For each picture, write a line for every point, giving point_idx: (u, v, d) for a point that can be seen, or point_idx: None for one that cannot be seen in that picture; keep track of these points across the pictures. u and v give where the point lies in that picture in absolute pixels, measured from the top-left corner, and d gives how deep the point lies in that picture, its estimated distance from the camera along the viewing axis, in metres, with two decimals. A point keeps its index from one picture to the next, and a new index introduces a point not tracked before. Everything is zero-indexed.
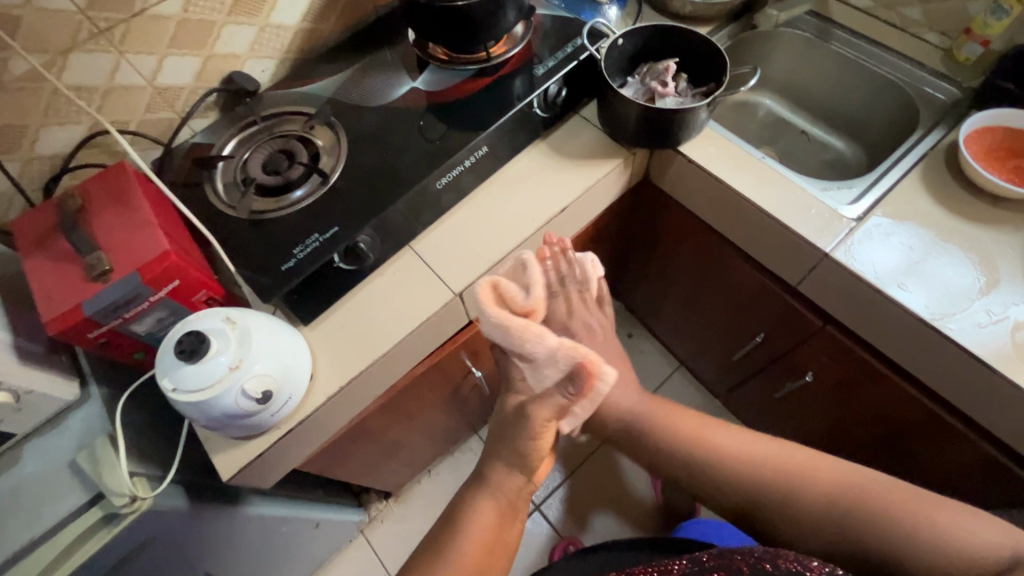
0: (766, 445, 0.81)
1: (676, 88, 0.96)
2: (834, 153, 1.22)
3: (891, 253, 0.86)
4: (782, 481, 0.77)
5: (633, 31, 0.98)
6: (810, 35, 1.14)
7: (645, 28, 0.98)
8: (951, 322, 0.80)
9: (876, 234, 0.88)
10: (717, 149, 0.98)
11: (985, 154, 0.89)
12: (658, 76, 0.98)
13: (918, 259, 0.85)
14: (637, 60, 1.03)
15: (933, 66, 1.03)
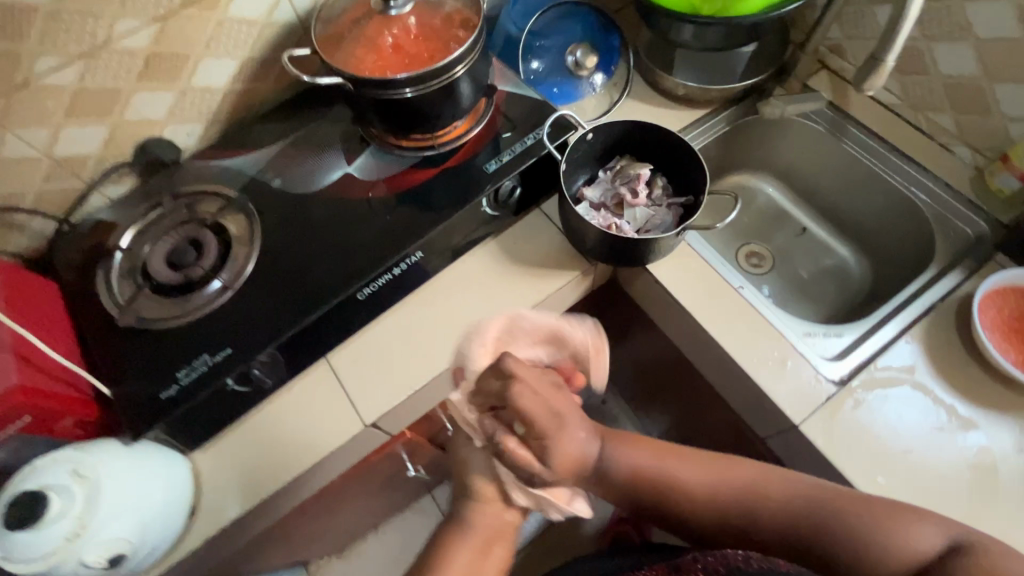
0: (700, 467, 0.71)
1: (645, 199, 0.84)
2: (836, 261, 1.07)
3: (882, 441, 0.72)
4: (704, 511, 0.69)
5: (604, 125, 0.84)
6: (823, 129, 0.97)
7: (619, 123, 0.85)
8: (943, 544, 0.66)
9: (874, 418, 0.73)
10: (692, 274, 0.84)
11: (1004, 326, 0.76)
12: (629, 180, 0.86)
13: (919, 453, 0.71)
14: (608, 154, 0.89)
15: (960, 189, 0.87)
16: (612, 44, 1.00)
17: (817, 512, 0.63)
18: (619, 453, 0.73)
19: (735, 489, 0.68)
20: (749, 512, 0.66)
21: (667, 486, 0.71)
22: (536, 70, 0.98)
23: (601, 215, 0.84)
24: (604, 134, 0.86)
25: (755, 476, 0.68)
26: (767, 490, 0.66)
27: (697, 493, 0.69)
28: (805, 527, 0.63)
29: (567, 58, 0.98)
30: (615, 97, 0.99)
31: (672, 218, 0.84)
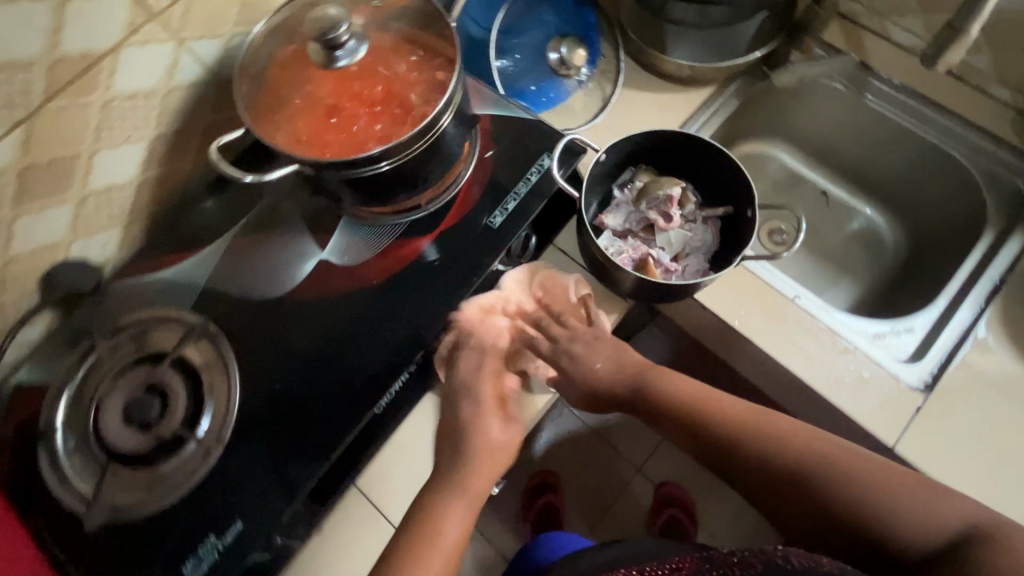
0: (746, 402, 0.59)
1: (679, 219, 0.74)
2: (864, 224, 0.99)
3: (999, 453, 0.66)
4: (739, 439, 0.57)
5: (622, 140, 0.71)
6: (842, 87, 0.87)
7: (638, 135, 0.71)
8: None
9: (972, 422, 0.67)
10: (743, 294, 0.74)
11: None
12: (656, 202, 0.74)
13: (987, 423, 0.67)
14: (625, 168, 0.76)
15: (1004, 137, 0.79)
16: (595, 30, 0.85)
17: (867, 473, 0.51)
18: (636, 364, 0.66)
19: (789, 440, 0.55)
20: (799, 463, 0.53)
21: (685, 397, 0.61)
22: (515, 79, 0.82)
23: (631, 245, 0.74)
24: (622, 149, 0.73)
25: (813, 432, 0.55)
26: (823, 448, 0.53)
27: (726, 420, 0.58)
28: (864, 490, 0.50)
29: (550, 54, 0.83)
30: (609, 91, 0.85)
31: (711, 237, 0.74)
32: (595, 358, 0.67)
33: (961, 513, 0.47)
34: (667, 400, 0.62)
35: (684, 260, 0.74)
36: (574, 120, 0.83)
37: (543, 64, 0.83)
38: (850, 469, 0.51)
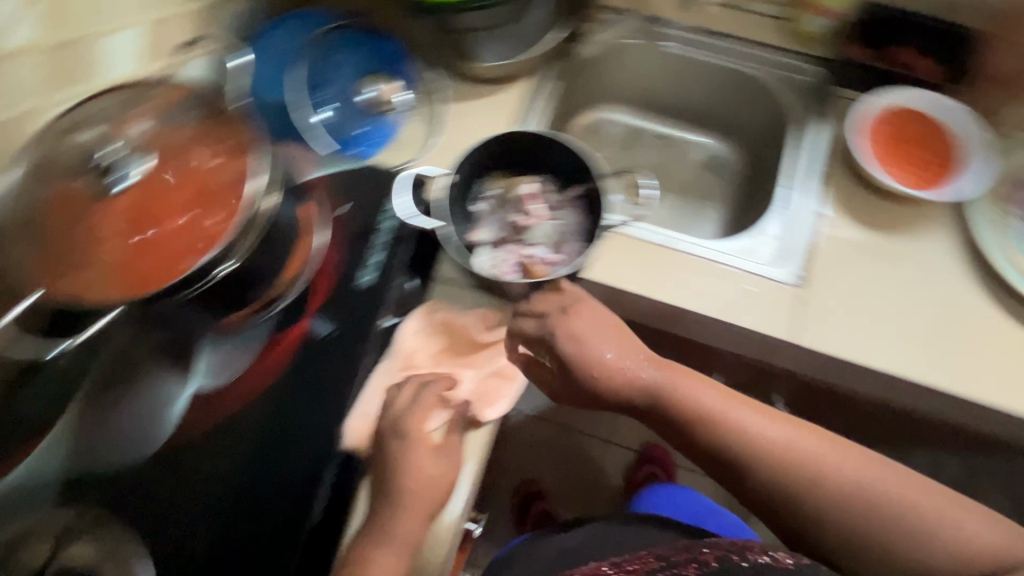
0: (778, 426, 0.61)
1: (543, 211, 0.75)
2: (706, 154, 1.07)
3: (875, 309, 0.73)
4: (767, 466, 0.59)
5: (461, 161, 0.71)
6: (639, 41, 0.94)
7: (473, 150, 0.71)
8: (970, 377, 0.69)
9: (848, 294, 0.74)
10: (622, 256, 0.77)
11: (887, 152, 0.79)
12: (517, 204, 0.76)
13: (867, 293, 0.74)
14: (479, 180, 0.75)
15: (782, 44, 0.91)
16: (401, 57, 0.85)
17: (884, 498, 0.56)
18: (668, 379, 0.64)
19: (817, 461, 0.58)
20: (819, 484, 0.57)
21: (712, 419, 0.62)
22: (336, 126, 0.79)
23: (510, 251, 0.74)
24: (469, 164, 0.73)
25: (838, 456, 0.59)
26: (848, 475, 0.57)
27: (755, 434, 0.60)
28: (874, 515, 0.56)
29: (364, 93, 0.81)
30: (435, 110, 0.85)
31: (578, 215, 0.74)
32: (604, 349, 0.65)
33: (974, 538, 0.54)
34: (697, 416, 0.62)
35: (564, 246, 0.74)
36: (412, 149, 0.82)
37: (361, 105, 0.81)
38: (865, 492, 0.56)
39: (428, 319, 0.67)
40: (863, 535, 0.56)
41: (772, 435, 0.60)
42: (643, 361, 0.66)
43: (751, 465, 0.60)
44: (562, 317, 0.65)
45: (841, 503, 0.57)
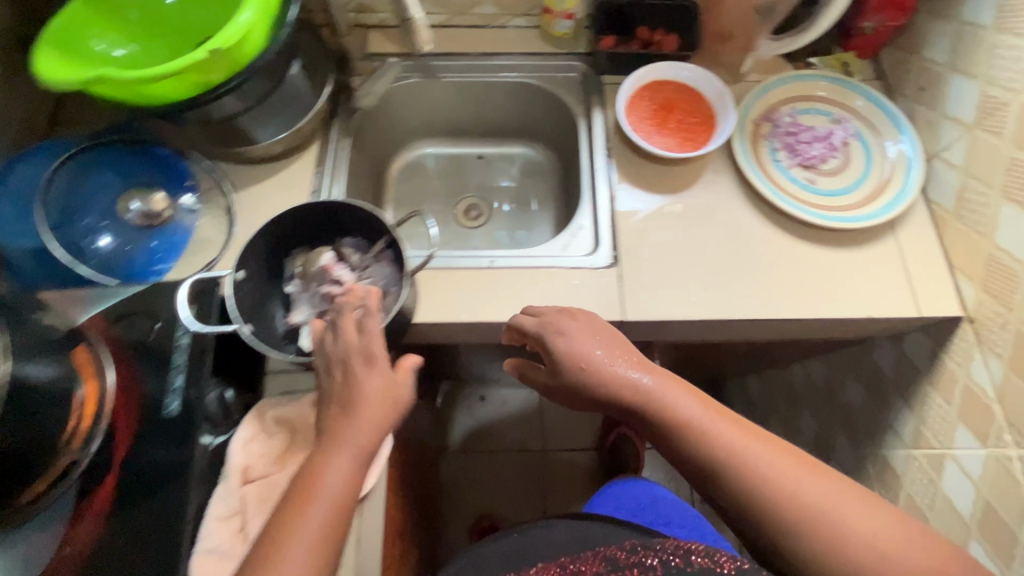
0: (767, 450, 0.60)
1: (352, 273, 0.75)
2: (522, 160, 1.12)
3: (681, 265, 0.79)
4: (743, 479, 0.59)
5: (244, 257, 0.69)
6: (415, 79, 0.97)
7: (254, 241, 0.70)
8: (777, 303, 0.77)
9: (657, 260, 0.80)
10: (444, 288, 0.79)
11: (652, 121, 0.86)
12: (323, 276, 0.75)
13: (680, 250, 0.81)
14: (281, 264, 0.76)
15: (541, 51, 0.96)
16: (160, 160, 0.82)
17: (824, 514, 0.56)
18: (661, 385, 0.66)
19: (778, 474, 0.58)
20: (774, 498, 0.58)
21: (693, 423, 0.63)
22: (124, 251, 0.76)
23: (331, 321, 0.73)
24: (257, 253, 0.72)
25: (801, 477, 0.59)
26: (807, 497, 0.57)
27: (731, 433, 0.62)
28: (812, 531, 0.56)
29: (130, 210, 0.78)
30: (223, 198, 0.83)
31: (387, 267, 0.74)
32: (598, 346, 0.68)
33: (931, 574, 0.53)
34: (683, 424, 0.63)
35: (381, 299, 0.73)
36: (212, 246, 0.80)
37: (133, 223, 0.78)
38: (812, 510, 0.56)
39: (259, 423, 0.66)
40: (797, 550, 0.56)
41: (763, 452, 0.60)
42: (641, 366, 0.67)
43: (715, 464, 0.61)
44: (566, 332, 0.69)
45: (783, 516, 0.57)
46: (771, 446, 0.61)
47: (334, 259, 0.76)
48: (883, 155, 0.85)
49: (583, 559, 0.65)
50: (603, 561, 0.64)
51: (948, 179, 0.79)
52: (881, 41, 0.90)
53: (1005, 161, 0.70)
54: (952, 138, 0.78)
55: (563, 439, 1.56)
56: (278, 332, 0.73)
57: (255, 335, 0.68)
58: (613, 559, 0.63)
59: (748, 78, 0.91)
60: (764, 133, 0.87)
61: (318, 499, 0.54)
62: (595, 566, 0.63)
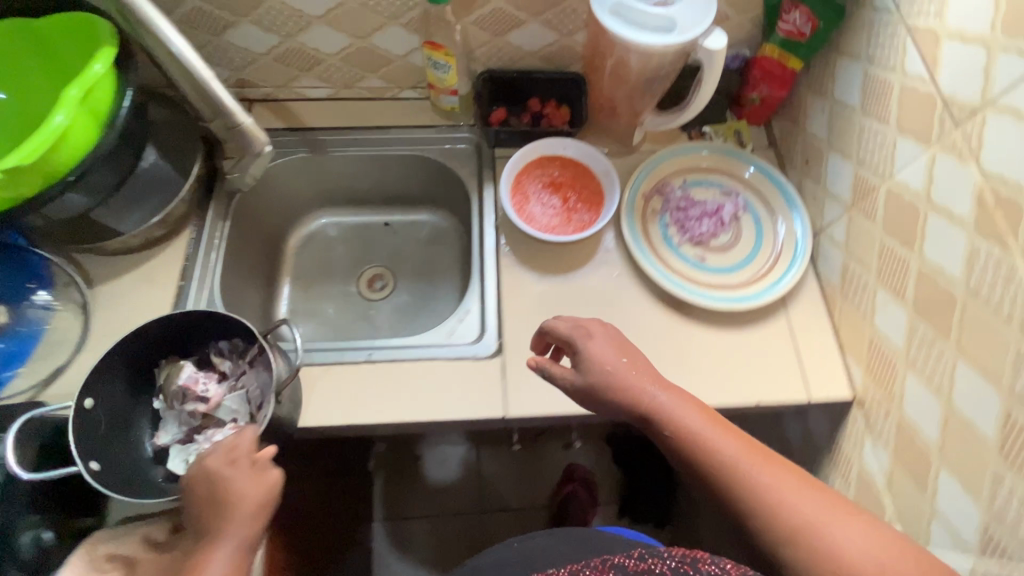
0: (778, 471, 0.58)
1: (220, 387, 0.72)
2: (428, 228, 1.09)
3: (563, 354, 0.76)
4: (750, 495, 0.56)
5: (89, 387, 0.65)
6: (304, 154, 0.93)
7: (100, 364, 0.66)
8: None
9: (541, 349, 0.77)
10: (317, 386, 0.75)
11: (538, 203, 0.83)
12: (186, 393, 0.72)
13: None
14: (148, 377, 0.72)
15: (431, 123, 0.93)
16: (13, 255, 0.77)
17: (819, 533, 0.53)
18: (674, 402, 0.62)
19: (778, 492, 0.56)
20: (773, 514, 0.55)
21: (696, 440, 0.60)
22: None
23: (201, 441, 0.71)
24: (110, 369, 0.67)
25: (802, 497, 0.55)
26: (798, 515, 0.54)
27: (733, 446, 0.59)
28: (807, 551, 0.53)
29: None
30: (80, 294, 0.79)
31: (258, 375, 0.70)
32: (620, 355, 0.66)
33: None
34: (692, 439, 0.60)
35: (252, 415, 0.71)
36: (63, 348, 0.76)
37: None
38: (806, 527, 0.54)
39: (84, 561, 0.60)
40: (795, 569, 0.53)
41: (771, 473, 0.57)
42: (650, 382, 0.64)
43: (719, 471, 0.58)
44: (580, 351, 0.66)
45: (776, 534, 0.55)
46: (782, 467, 0.58)
47: (198, 373, 0.72)
48: (773, 230, 0.84)
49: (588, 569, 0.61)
50: (613, 567, 0.60)
51: (833, 256, 0.78)
52: (770, 110, 0.89)
53: (878, 246, 0.69)
54: (834, 215, 0.77)
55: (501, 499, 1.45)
56: (144, 456, 0.70)
57: (103, 472, 0.64)
58: (622, 565, 0.60)
59: (640, 149, 0.90)
60: (653, 208, 0.85)
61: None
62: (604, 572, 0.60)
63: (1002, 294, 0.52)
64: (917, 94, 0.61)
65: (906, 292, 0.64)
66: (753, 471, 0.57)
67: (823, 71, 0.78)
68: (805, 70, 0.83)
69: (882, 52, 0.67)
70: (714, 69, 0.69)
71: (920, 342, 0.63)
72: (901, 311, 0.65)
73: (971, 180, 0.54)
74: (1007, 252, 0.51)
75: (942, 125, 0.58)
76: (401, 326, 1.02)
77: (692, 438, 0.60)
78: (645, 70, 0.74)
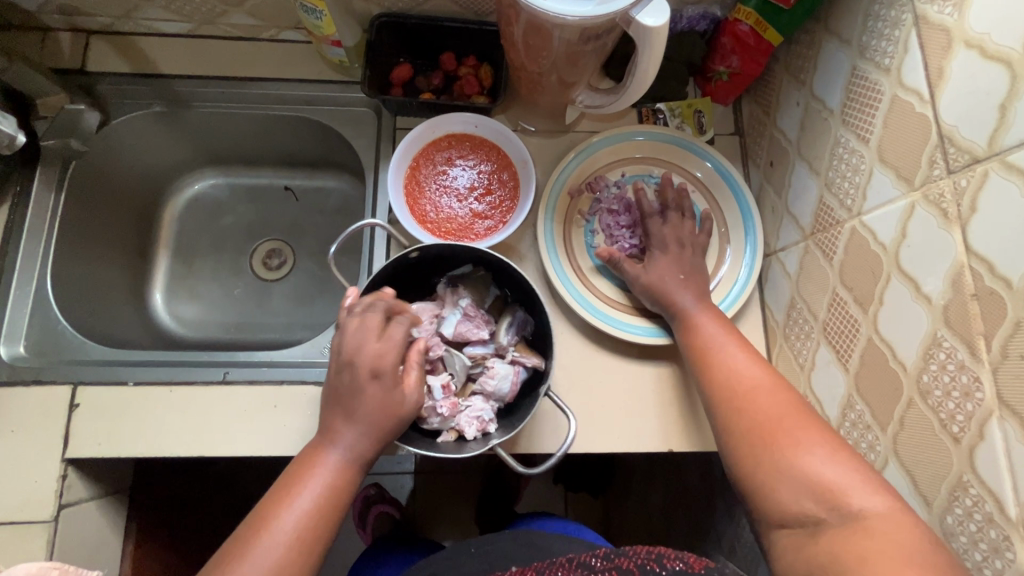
0: (772, 384, 0.51)
1: (507, 374, 0.60)
2: (334, 197, 0.92)
3: None
4: (740, 398, 0.51)
5: (427, 245, 0.60)
6: (159, 107, 0.75)
7: (439, 245, 0.60)
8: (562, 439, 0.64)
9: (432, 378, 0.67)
10: (158, 408, 0.64)
11: (441, 202, 0.68)
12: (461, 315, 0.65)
13: None
14: (440, 264, 0.64)
15: (321, 78, 0.76)
16: None
17: (788, 444, 0.46)
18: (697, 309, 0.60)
19: (767, 407, 0.49)
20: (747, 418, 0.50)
21: (704, 346, 0.57)
22: None
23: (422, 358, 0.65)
24: (424, 253, 0.61)
25: (789, 412, 0.49)
26: (776, 417, 0.48)
27: (745, 360, 0.54)
28: (757, 449, 0.47)
29: None
30: None
31: (501, 384, 0.60)
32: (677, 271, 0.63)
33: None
34: (714, 346, 0.56)
35: (470, 412, 0.59)
36: None
37: None
38: (766, 425, 0.48)
39: None
40: (744, 470, 0.48)
41: (771, 389, 0.51)
42: (682, 290, 0.61)
43: (725, 373, 0.53)
44: (653, 252, 0.64)
45: (739, 431, 0.50)
46: (778, 388, 0.51)
47: (493, 307, 0.66)
48: (719, 249, 0.69)
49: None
50: (578, 567, 0.44)
51: (781, 287, 0.65)
52: (740, 89, 0.72)
53: (829, 294, 0.56)
54: (789, 240, 0.64)
55: (431, 492, 1.18)
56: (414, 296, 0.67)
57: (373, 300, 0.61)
58: (588, 564, 0.44)
59: (576, 129, 0.74)
60: (581, 208, 0.70)
61: (311, 485, 0.50)
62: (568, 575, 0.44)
63: (953, 408, 0.41)
64: (904, 117, 0.46)
65: (849, 359, 0.53)
66: (751, 385, 0.52)
67: (804, 51, 0.61)
68: (786, 45, 0.65)
69: (876, 42, 0.50)
70: (655, 45, 0.53)
71: (854, 421, 0.52)
72: (841, 378, 0.54)
73: (948, 253, 0.42)
74: (971, 360, 0.40)
75: (925, 169, 0.44)
76: (296, 314, 0.88)
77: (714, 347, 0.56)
78: (571, 42, 0.57)
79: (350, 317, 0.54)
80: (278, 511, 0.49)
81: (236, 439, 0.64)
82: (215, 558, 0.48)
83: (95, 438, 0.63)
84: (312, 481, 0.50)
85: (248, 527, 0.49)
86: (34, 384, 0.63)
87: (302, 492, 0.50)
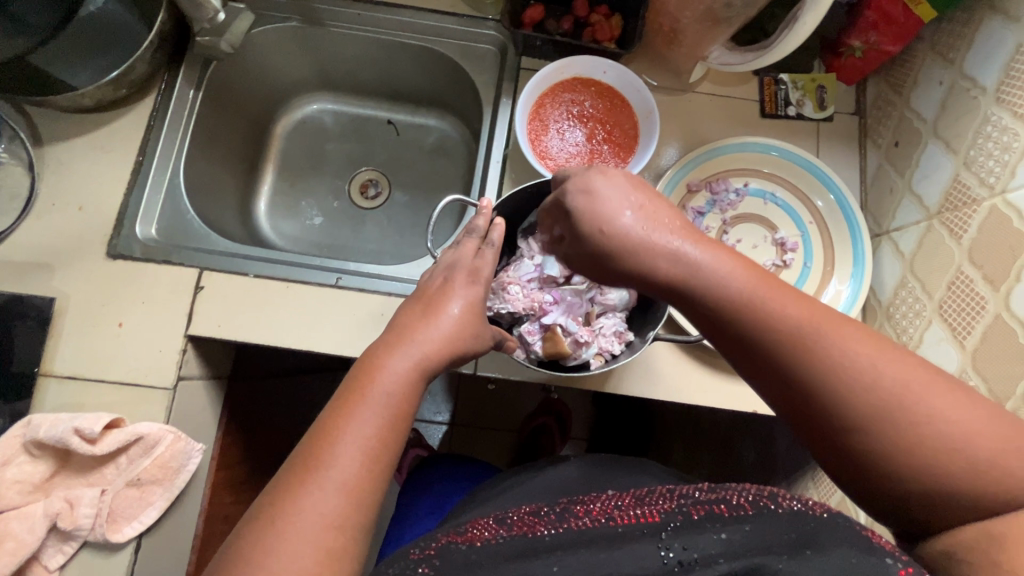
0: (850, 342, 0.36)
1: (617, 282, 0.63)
2: (434, 136, 0.94)
3: None
4: (822, 387, 0.35)
5: (501, 202, 0.62)
6: (295, 23, 0.79)
7: (505, 200, 0.62)
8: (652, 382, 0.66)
9: None
10: (272, 300, 0.68)
11: (559, 141, 0.69)
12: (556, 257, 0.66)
13: None
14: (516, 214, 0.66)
15: (452, 11, 0.77)
16: None
17: (922, 422, 0.34)
18: (712, 255, 0.38)
19: (862, 366, 0.35)
20: (840, 401, 0.35)
21: (747, 305, 0.37)
22: None
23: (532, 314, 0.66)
24: (503, 208, 0.63)
25: (889, 371, 0.35)
26: (886, 386, 0.34)
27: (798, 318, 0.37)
28: (888, 430, 0.34)
29: None
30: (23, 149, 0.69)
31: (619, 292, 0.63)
32: (624, 205, 0.40)
33: None
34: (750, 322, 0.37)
35: (607, 332, 0.62)
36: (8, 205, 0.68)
37: None
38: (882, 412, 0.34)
39: (27, 437, 0.59)
40: (867, 470, 0.35)
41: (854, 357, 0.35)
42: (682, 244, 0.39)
43: (782, 356, 0.36)
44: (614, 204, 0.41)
45: (850, 435, 0.35)
46: (857, 344, 0.35)
47: None
48: (823, 280, 0.68)
49: (644, 500, 0.41)
50: (680, 496, 0.40)
51: (891, 267, 0.65)
52: (871, 68, 0.71)
53: (951, 271, 0.56)
54: (908, 219, 0.64)
55: (475, 435, 1.21)
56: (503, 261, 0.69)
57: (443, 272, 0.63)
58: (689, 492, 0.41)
59: (697, 89, 0.74)
60: (696, 204, 0.70)
61: (370, 400, 0.42)
62: (669, 501, 0.40)
63: None
64: None
65: (967, 337, 0.53)
66: (828, 359, 0.35)
67: (958, 29, 0.60)
68: (934, 24, 0.64)
69: None
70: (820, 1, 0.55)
71: None
72: (955, 354, 0.54)
73: None
74: None
75: None
76: (387, 242, 0.91)
77: (753, 323, 0.37)
78: None
79: (469, 238, 0.55)
80: (332, 436, 0.40)
81: (341, 339, 0.67)
82: (264, 492, 0.38)
83: (216, 320, 0.67)
84: (370, 398, 0.42)
85: (306, 447, 0.40)
86: (164, 263, 0.68)
87: (360, 409, 0.41)
